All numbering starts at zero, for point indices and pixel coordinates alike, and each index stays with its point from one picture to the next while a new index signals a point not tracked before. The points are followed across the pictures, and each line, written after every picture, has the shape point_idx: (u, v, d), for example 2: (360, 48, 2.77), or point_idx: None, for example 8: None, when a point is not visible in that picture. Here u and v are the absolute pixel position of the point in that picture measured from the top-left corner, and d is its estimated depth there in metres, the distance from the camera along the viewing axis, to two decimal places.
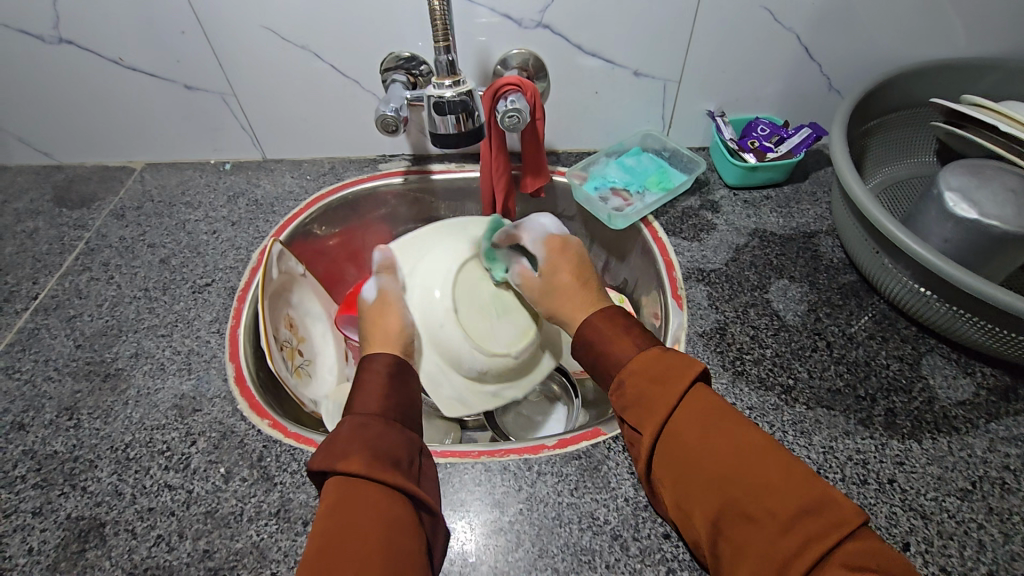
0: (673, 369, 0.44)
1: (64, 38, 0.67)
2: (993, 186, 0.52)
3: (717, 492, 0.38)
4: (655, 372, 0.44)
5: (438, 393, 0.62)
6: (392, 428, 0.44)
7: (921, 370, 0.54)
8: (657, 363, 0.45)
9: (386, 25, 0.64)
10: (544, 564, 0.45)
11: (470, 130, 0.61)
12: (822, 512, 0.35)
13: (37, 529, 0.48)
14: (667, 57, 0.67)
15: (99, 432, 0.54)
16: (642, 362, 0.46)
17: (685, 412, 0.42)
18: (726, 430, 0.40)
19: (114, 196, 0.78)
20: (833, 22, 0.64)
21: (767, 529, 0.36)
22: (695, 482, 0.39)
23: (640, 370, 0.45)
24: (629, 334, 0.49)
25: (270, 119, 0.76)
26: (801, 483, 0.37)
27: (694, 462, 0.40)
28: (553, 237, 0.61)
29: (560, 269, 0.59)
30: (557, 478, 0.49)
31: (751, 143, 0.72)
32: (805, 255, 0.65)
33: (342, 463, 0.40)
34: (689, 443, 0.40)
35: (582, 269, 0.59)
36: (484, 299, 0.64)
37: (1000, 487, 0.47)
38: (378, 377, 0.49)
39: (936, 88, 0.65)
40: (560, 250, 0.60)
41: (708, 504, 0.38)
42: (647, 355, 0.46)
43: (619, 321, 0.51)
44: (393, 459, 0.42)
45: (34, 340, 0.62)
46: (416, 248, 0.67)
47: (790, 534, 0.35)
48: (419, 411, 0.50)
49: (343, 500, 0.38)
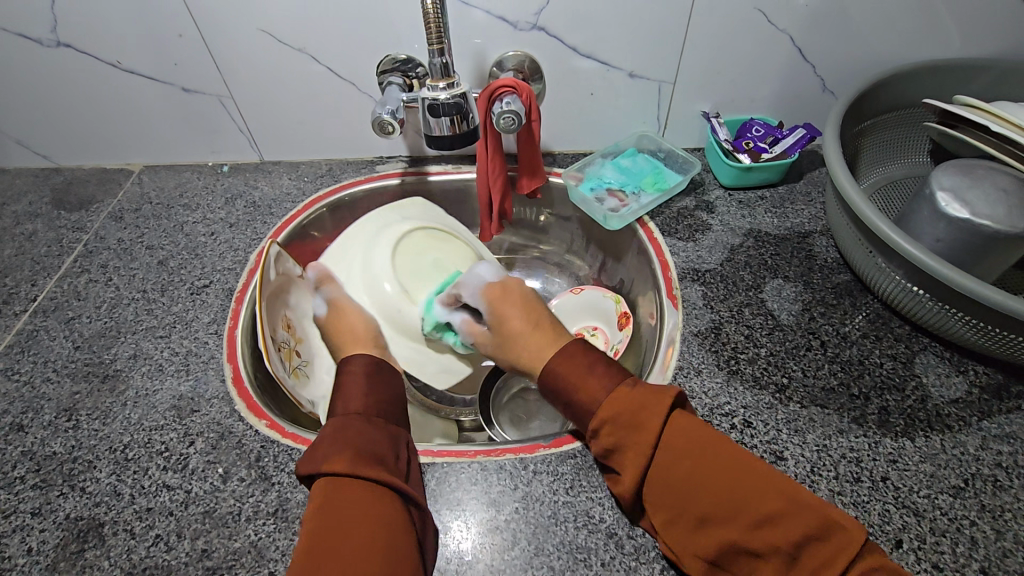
0: (644, 410, 0.42)
1: (62, 41, 0.67)
2: (984, 186, 0.52)
3: (714, 529, 0.39)
4: (628, 417, 0.43)
5: (423, 370, 0.68)
6: (374, 425, 0.45)
7: (914, 368, 0.55)
8: (627, 404, 0.43)
9: (382, 28, 0.64)
10: (540, 562, 0.45)
11: (464, 132, 0.61)
12: (827, 537, 0.36)
13: (36, 529, 0.48)
14: (662, 59, 0.68)
15: (98, 432, 0.54)
16: (612, 410, 0.44)
17: (670, 450, 0.41)
18: (714, 459, 0.40)
19: (112, 198, 0.79)
20: (826, 23, 0.64)
21: (775, 563, 0.37)
22: (692, 521, 0.40)
23: (611, 420, 0.44)
24: (596, 373, 0.47)
25: (267, 121, 0.76)
26: (799, 509, 0.37)
27: (688, 502, 0.40)
28: (492, 285, 0.60)
29: (508, 314, 0.56)
30: (553, 477, 0.50)
31: (746, 144, 0.72)
32: (800, 254, 0.65)
33: (327, 465, 0.40)
34: (679, 481, 0.40)
35: (530, 309, 0.56)
36: (430, 277, 0.69)
37: (992, 484, 0.47)
38: (356, 376, 0.50)
39: (929, 88, 0.66)
40: (506, 297, 0.58)
41: (709, 541, 0.39)
42: (615, 401, 0.44)
43: (581, 356, 0.48)
44: (379, 458, 0.42)
45: (33, 341, 0.62)
46: (342, 250, 0.70)
47: (797, 566, 0.36)
48: (403, 406, 0.51)
49: (332, 499, 0.39)
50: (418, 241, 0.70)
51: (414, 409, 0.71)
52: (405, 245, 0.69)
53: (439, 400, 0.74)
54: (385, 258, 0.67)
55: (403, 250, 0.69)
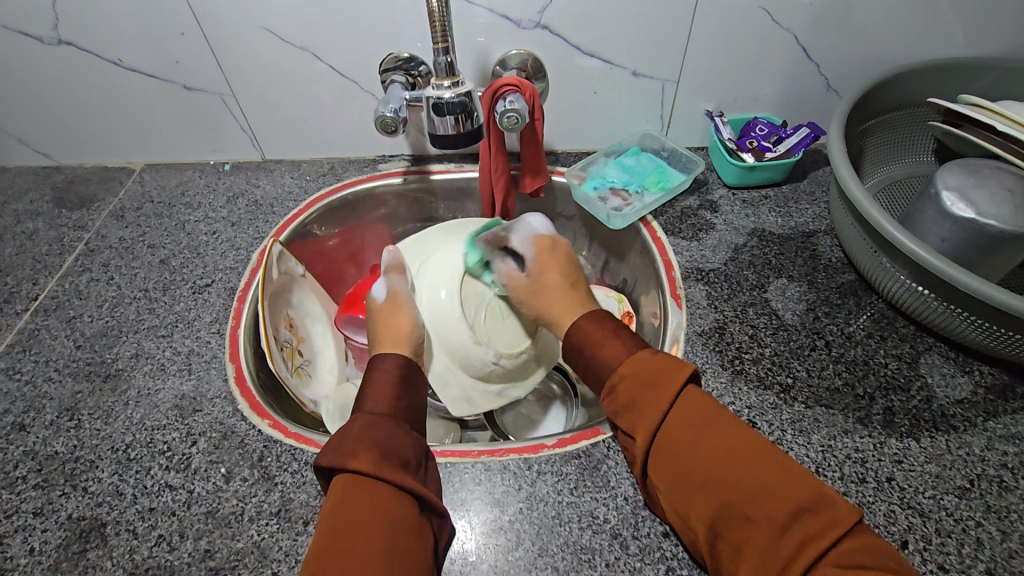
0: (665, 373, 0.44)
1: (63, 39, 0.67)
2: (990, 186, 0.52)
3: (712, 494, 0.38)
4: (646, 377, 0.44)
5: (446, 392, 0.62)
6: (401, 429, 0.45)
7: (919, 368, 0.55)
8: (647, 366, 0.45)
9: (385, 26, 0.64)
10: (544, 563, 0.45)
11: (468, 130, 0.61)
12: (821, 511, 0.36)
13: (38, 529, 0.48)
14: (666, 58, 0.68)
15: (100, 432, 0.54)
16: (634, 367, 0.45)
17: (680, 415, 0.42)
18: (721, 429, 0.40)
19: (113, 196, 0.79)
20: (831, 22, 0.64)
21: (767, 530, 0.36)
22: (692, 486, 0.39)
23: (631, 376, 0.45)
24: (623, 339, 0.49)
25: (269, 119, 0.76)
26: (798, 483, 0.37)
27: (690, 466, 0.40)
28: (540, 238, 0.62)
29: (548, 272, 0.59)
30: (558, 477, 0.49)
31: (750, 143, 0.72)
32: (804, 254, 0.65)
33: (352, 462, 0.40)
34: (684, 445, 0.41)
35: (570, 269, 0.59)
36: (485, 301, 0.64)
37: (997, 485, 0.47)
38: (385, 376, 0.49)
39: (933, 87, 0.66)
40: (547, 255, 0.60)
41: (705, 508, 0.39)
42: (637, 362, 0.45)
43: (608, 321, 0.51)
44: (402, 461, 0.42)
45: (34, 340, 0.62)
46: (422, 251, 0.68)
47: (789, 535, 0.35)
48: (424, 411, 0.50)
49: (349, 499, 0.38)
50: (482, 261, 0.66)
51: None
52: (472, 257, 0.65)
53: None
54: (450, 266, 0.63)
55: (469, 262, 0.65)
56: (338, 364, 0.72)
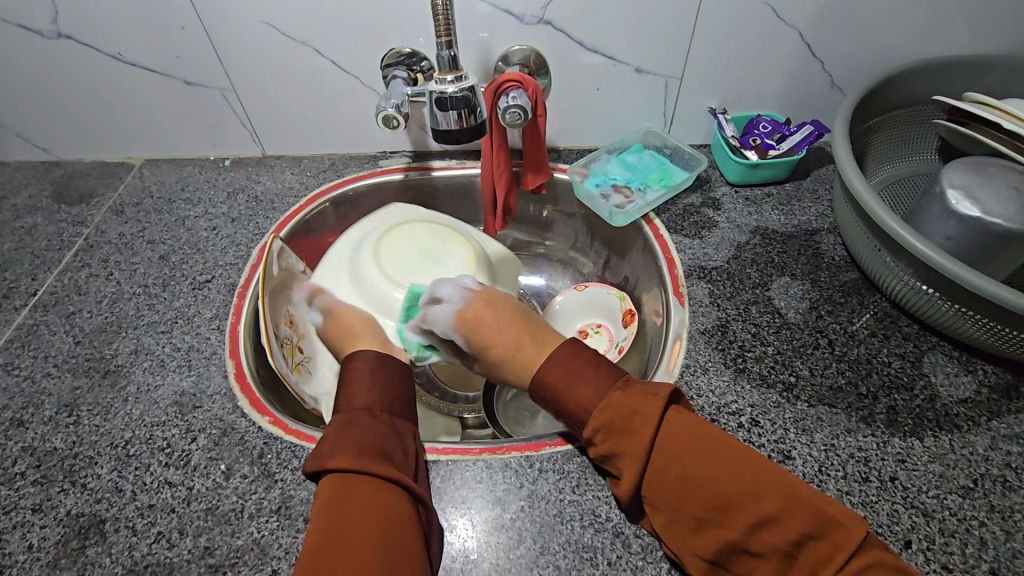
0: (638, 414, 0.42)
1: (62, 33, 0.67)
2: (996, 184, 0.51)
3: (710, 529, 0.39)
4: (620, 424, 0.42)
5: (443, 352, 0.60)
6: (382, 421, 0.45)
7: (923, 368, 0.54)
8: (616, 411, 0.42)
9: (388, 21, 0.64)
10: (546, 561, 0.44)
11: (472, 125, 0.61)
12: (826, 536, 0.36)
13: (37, 526, 0.48)
14: (670, 54, 0.67)
15: (99, 428, 0.54)
16: (603, 417, 0.43)
17: (664, 452, 0.40)
18: (711, 454, 0.39)
19: (113, 192, 0.78)
20: (836, 19, 0.64)
21: (773, 562, 0.37)
22: (689, 521, 0.40)
23: (604, 427, 0.43)
24: (587, 377, 0.45)
25: (270, 115, 0.75)
26: (798, 507, 0.36)
27: (684, 505, 0.40)
28: (462, 312, 0.55)
29: (490, 337, 0.53)
30: (559, 475, 0.49)
31: (753, 140, 0.72)
32: (807, 252, 0.65)
33: (332, 461, 0.40)
34: (673, 482, 0.40)
35: (508, 327, 0.52)
36: (416, 263, 0.65)
37: (1001, 485, 0.47)
38: (362, 370, 0.48)
39: (938, 85, 0.65)
40: (478, 319, 0.54)
41: (707, 542, 0.39)
42: (608, 408, 0.43)
43: (570, 363, 0.46)
44: (385, 454, 0.42)
45: (34, 336, 0.61)
46: (329, 265, 0.67)
47: (794, 565, 0.36)
48: (412, 395, 0.50)
49: (337, 496, 0.38)
50: (394, 237, 0.67)
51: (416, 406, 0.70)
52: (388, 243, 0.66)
53: (440, 397, 0.73)
54: (368, 260, 0.65)
55: (386, 251, 0.66)
56: None
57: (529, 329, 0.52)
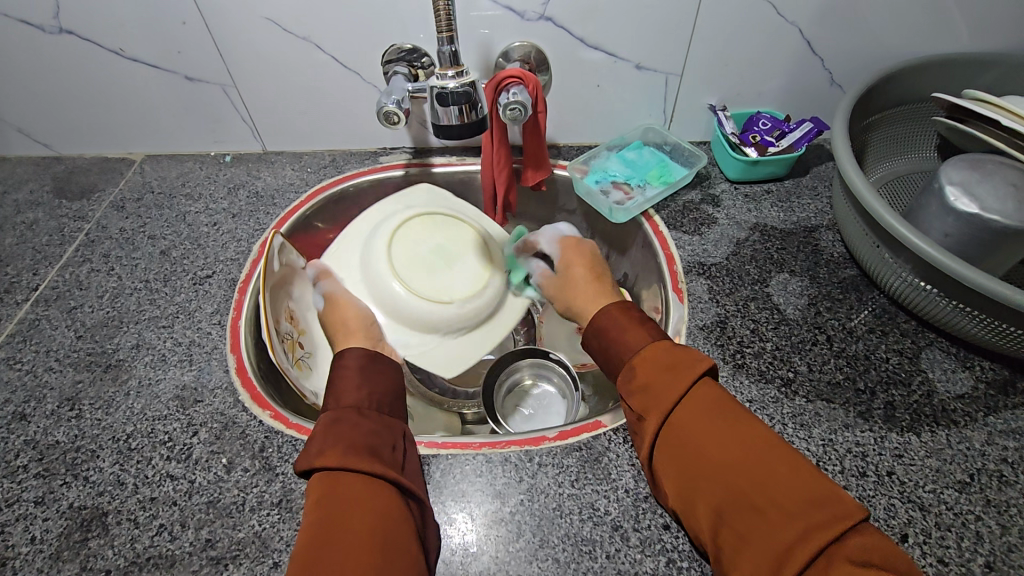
0: (683, 359, 0.44)
1: (63, 28, 0.67)
2: (994, 180, 0.52)
3: (720, 480, 0.38)
4: (667, 360, 0.45)
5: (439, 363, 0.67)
6: (369, 419, 0.45)
7: (921, 363, 0.55)
8: (668, 351, 0.45)
9: (389, 17, 0.64)
10: (545, 554, 0.45)
11: (472, 121, 0.61)
12: (829, 504, 0.35)
13: (39, 518, 0.48)
14: (670, 51, 0.67)
15: (100, 422, 0.54)
16: (657, 349, 0.46)
17: (696, 399, 0.42)
18: (734, 416, 0.40)
19: (114, 187, 0.78)
20: (835, 16, 0.64)
21: (771, 517, 0.35)
22: (700, 470, 0.39)
23: (652, 357, 0.46)
24: (644, 324, 0.50)
25: (271, 111, 0.76)
26: (806, 480, 0.37)
27: (699, 453, 0.40)
28: (567, 237, 0.66)
29: (575, 263, 0.63)
30: (558, 470, 0.49)
31: (752, 138, 0.72)
32: (806, 248, 0.65)
33: (320, 459, 0.40)
34: (695, 426, 0.41)
35: (595, 264, 0.62)
36: (428, 263, 0.68)
37: (998, 480, 0.47)
38: (349, 369, 0.49)
39: (937, 83, 0.65)
40: (573, 250, 0.64)
41: (712, 492, 0.38)
42: (662, 344, 0.46)
43: (634, 312, 0.52)
44: (373, 450, 0.42)
45: (35, 331, 0.62)
46: (338, 249, 0.70)
47: (793, 522, 0.35)
48: (398, 393, 0.50)
49: (327, 494, 0.39)
50: (411, 232, 0.69)
51: (416, 402, 0.71)
52: (403, 235, 0.69)
53: (441, 393, 0.73)
54: (382, 252, 0.67)
55: (401, 242, 0.69)
56: None
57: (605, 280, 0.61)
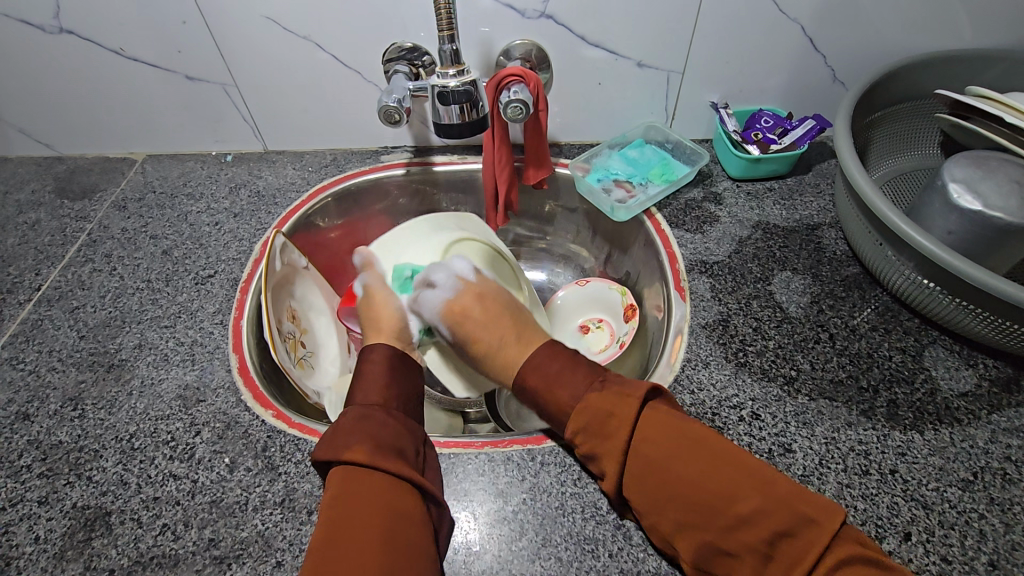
0: (613, 417, 0.43)
1: (64, 28, 0.67)
2: (997, 177, 0.51)
3: (692, 530, 0.39)
4: (596, 426, 0.44)
5: (450, 379, 0.65)
6: (394, 419, 0.45)
7: (923, 361, 0.54)
8: (593, 413, 0.44)
9: (389, 15, 0.64)
10: (548, 553, 0.45)
11: (474, 120, 0.61)
12: (801, 533, 0.36)
13: (43, 518, 0.48)
14: (671, 49, 0.67)
15: (103, 422, 0.54)
16: (581, 420, 0.44)
17: (643, 454, 0.42)
18: (688, 451, 0.40)
19: (116, 187, 0.78)
20: (837, 12, 0.63)
21: (751, 561, 0.37)
22: (671, 522, 0.40)
23: (580, 429, 0.45)
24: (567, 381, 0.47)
25: (272, 110, 0.75)
26: (773, 507, 0.37)
27: (665, 508, 0.40)
28: (451, 303, 0.58)
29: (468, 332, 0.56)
30: (561, 468, 0.49)
31: (755, 135, 0.71)
32: (809, 247, 0.65)
33: (348, 454, 0.40)
34: (652, 482, 0.41)
35: (493, 326, 0.55)
36: None
37: (1002, 478, 0.47)
38: (378, 365, 0.49)
39: (939, 80, 0.65)
40: (463, 315, 0.57)
41: (688, 543, 0.40)
42: (583, 411, 0.44)
43: (546, 365, 0.48)
44: (399, 453, 0.42)
45: (38, 331, 0.62)
46: (394, 240, 0.67)
47: (771, 564, 0.37)
48: (421, 399, 0.50)
49: (347, 490, 0.39)
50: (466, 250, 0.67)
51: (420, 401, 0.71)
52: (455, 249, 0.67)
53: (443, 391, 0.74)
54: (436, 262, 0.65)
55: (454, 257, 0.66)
56: (341, 355, 0.72)
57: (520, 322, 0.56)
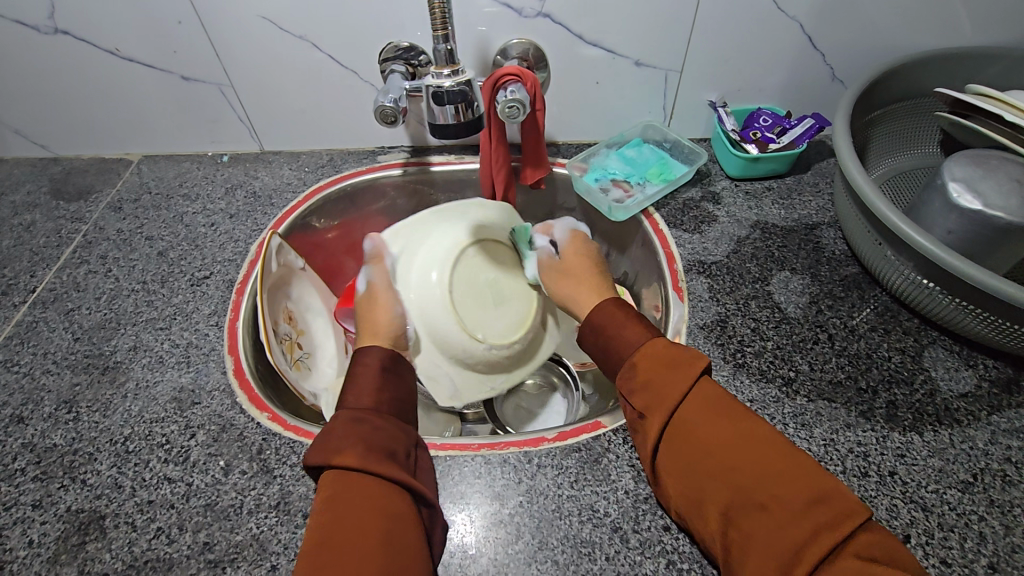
0: (681, 357, 0.43)
1: (59, 28, 0.66)
2: (998, 177, 0.51)
3: (724, 482, 0.37)
4: (668, 358, 0.44)
5: (433, 385, 0.62)
6: (387, 421, 0.44)
7: (923, 362, 0.54)
8: (666, 349, 0.45)
9: (385, 14, 0.63)
10: (544, 556, 0.45)
11: (469, 120, 0.60)
12: (833, 501, 0.35)
13: (37, 521, 0.48)
14: (668, 48, 0.67)
15: (98, 424, 0.54)
16: (657, 350, 0.45)
17: (692, 403, 0.41)
18: (732, 412, 0.40)
19: (112, 188, 0.78)
20: (836, 11, 0.63)
21: (777, 520, 0.35)
22: (704, 472, 0.39)
23: (652, 356, 0.45)
24: (641, 323, 0.49)
25: (268, 110, 0.75)
26: (807, 475, 0.36)
27: (703, 456, 0.39)
28: (576, 236, 0.67)
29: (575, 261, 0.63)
30: (557, 471, 0.49)
31: (753, 134, 0.71)
32: (807, 246, 0.64)
33: (338, 458, 0.40)
34: (695, 429, 0.40)
35: (599, 267, 0.63)
36: (479, 290, 0.64)
37: (1001, 479, 0.46)
38: (373, 366, 0.49)
39: (938, 78, 0.65)
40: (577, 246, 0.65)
41: (716, 495, 0.38)
42: (658, 345, 0.45)
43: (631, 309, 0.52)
44: (389, 455, 0.41)
45: (33, 333, 0.62)
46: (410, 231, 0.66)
47: (799, 525, 0.34)
48: (414, 402, 0.50)
49: (340, 493, 0.38)
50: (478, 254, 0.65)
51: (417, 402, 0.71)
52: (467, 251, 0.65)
53: None
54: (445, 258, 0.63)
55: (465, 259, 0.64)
56: (338, 356, 0.72)
57: (604, 276, 0.61)
